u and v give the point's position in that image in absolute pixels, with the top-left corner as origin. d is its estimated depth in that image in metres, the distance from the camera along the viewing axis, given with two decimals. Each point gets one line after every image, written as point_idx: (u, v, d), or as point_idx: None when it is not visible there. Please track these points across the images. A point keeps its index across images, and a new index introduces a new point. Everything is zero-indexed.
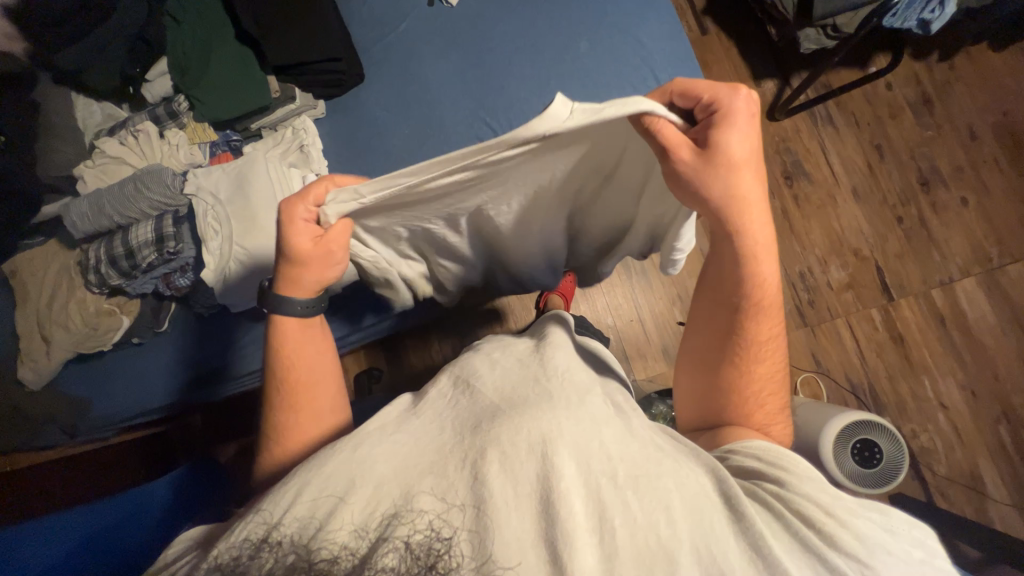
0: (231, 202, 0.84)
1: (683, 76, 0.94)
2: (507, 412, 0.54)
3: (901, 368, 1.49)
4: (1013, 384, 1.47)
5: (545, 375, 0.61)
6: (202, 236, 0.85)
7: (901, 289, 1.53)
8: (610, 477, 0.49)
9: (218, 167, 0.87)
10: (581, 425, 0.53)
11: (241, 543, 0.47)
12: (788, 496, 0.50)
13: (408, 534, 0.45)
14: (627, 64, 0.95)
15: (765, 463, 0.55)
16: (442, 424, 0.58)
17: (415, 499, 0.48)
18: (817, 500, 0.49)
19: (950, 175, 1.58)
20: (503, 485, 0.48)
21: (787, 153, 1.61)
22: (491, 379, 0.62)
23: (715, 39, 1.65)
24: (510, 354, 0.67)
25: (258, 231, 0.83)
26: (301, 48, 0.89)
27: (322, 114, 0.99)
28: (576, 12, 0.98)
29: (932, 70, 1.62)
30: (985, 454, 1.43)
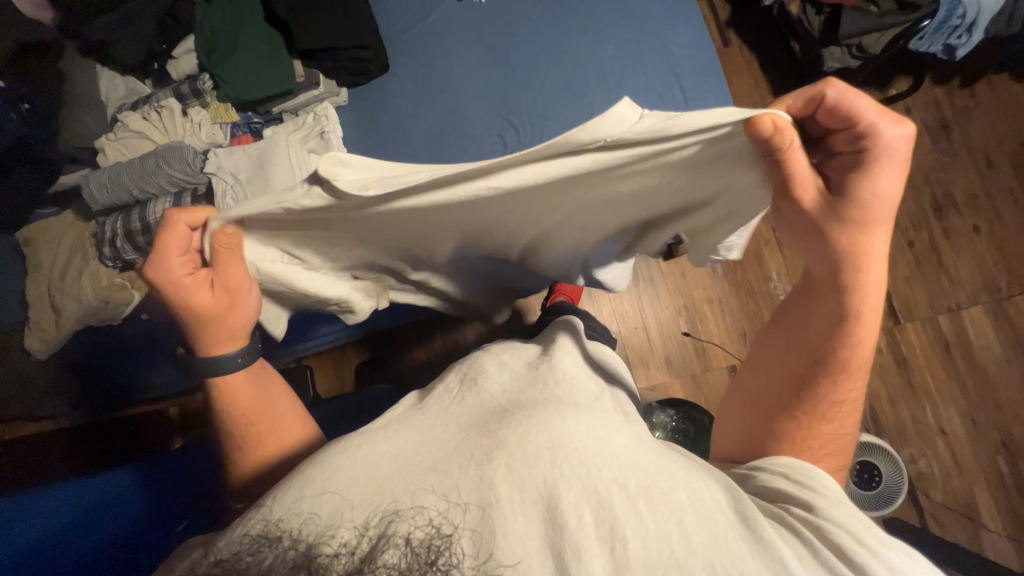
0: (251, 182, 0.85)
1: (708, 86, 0.93)
2: (516, 416, 0.55)
3: (903, 392, 1.49)
4: (1014, 414, 1.46)
5: (554, 387, 0.62)
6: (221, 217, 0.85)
7: (908, 313, 1.53)
8: (619, 489, 0.49)
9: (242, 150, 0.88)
10: (590, 432, 0.54)
11: (241, 539, 0.47)
12: (816, 520, 0.50)
13: (408, 530, 0.43)
14: (653, 70, 0.95)
15: (797, 485, 0.55)
16: (447, 423, 0.58)
17: (418, 498, 0.48)
18: (848, 527, 0.49)
19: (965, 201, 1.57)
20: (510, 489, 0.48)
21: None
22: (498, 383, 0.64)
23: (736, 51, 1.66)
24: (520, 362, 0.68)
25: None
26: (331, 35, 0.89)
27: (344, 102, 0.98)
28: (605, 15, 0.98)
29: (952, 95, 1.62)
30: (982, 483, 1.43)
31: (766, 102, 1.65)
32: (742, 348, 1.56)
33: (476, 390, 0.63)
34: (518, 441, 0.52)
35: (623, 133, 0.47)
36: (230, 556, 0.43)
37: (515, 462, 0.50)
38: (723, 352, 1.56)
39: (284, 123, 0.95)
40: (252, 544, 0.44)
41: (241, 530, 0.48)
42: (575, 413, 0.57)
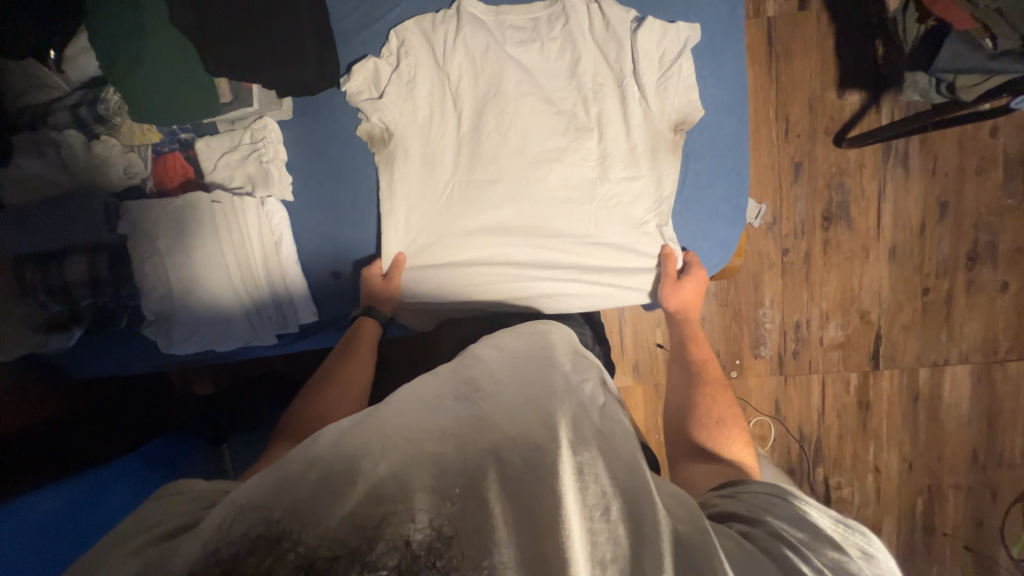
0: (171, 254, 0.80)
1: (719, 168, 0.88)
2: (508, 430, 0.52)
3: (854, 430, 1.53)
4: (951, 467, 1.52)
5: (557, 400, 0.57)
6: (142, 284, 0.81)
7: (891, 360, 1.48)
8: (604, 512, 0.48)
9: (159, 202, 0.79)
10: (578, 449, 0.51)
11: (238, 538, 0.45)
12: (782, 528, 0.52)
13: (408, 531, 0.45)
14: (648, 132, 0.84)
15: (766, 500, 0.56)
16: (440, 420, 0.54)
17: (412, 497, 0.46)
18: (792, 517, 0.53)
19: (1006, 255, 1.41)
20: (505, 505, 0.47)
21: (837, 189, 1.41)
22: (495, 392, 0.58)
23: (812, 20, 1.34)
24: (521, 363, 0.65)
25: (196, 282, 0.81)
26: (284, 65, 0.76)
27: (287, 115, 0.82)
28: (615, 53, 0.82)
29: None
30: (893, 516, 1.54)
31: (826, 97, 1.37)
32: None
33: (472, 388, 0.59)
34: (512, 461, 0.50)
35: (555, 77, 0.83)
36: (226, 552, 0.45)
37: (512, 485, 0.48)
38: None
39: (214, 138, 0.81)
40: (254, 534, 0.45)
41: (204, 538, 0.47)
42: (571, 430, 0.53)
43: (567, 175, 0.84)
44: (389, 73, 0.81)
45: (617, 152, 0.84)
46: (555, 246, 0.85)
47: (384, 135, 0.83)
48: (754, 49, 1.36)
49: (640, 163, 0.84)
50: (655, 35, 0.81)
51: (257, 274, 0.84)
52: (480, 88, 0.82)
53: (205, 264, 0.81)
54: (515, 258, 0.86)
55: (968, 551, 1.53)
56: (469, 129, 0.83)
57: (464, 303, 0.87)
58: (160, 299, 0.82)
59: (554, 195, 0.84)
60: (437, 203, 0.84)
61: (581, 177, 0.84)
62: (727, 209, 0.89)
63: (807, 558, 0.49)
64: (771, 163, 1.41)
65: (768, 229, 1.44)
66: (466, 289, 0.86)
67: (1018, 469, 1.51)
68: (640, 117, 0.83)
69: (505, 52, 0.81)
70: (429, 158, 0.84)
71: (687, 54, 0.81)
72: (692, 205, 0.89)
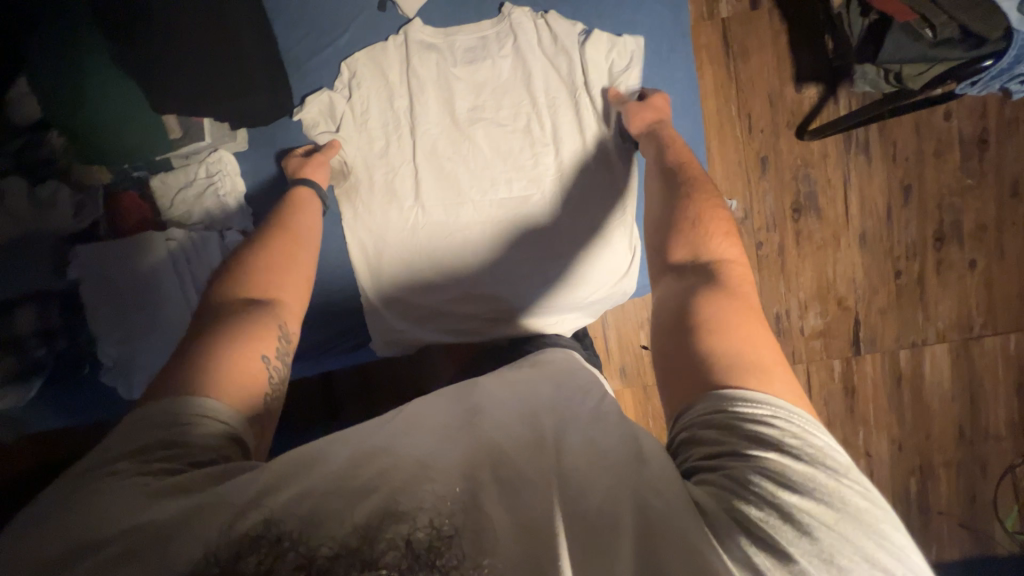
0: (128, 297, 0.78)
1: None
2: (506, 433, 0.52)
3: (842, 416, 1.54)
4: (940, 445, 1.53)
5: (562, 416, 0.55)
6: (97, 322, 0.79)
7: (872, 344, 1.50)
8: (597, 515, 0.46)
9: (113, 243, 0.78)
10: (578, 453, 0.51)
11: (238, 536, 0.44)
12: (750, 499, 0.45)
13: (409, 531, 0.44)
14: (606, 139, 0.85)
15: (731, 445, 0.49)
16: (440, 428, 0.54)
17: (414, 497, 0.46)
18: (764, 476, 0.46)
19: (971, 233, 1.44)
20: (504, 513, 0.46)
21: (803, 180, 1.44)
22: (492, 402, 0.58)
23: (764, 19, 1.37)
24: (523, 380, 0.63)
25: (157, 323, 0.79)
26: (240, 96, 0.77)
27: (242, 146, 0.82)
28: (570, 65, 0.83)
29: (1004, 104, 1.39)
30: (889, 499, 1.55)
31: (785, 92, 1.40)
32: None
33: (472, 410, 0.56)
34: (517, 469, 0.48)
35: (517, 89, 0.82)
36: (224, 549, 0.43)
37: (512, 489, 0.47)
38: None
39: (167, 174, 0.79)
40: (246, 531, 0.44)
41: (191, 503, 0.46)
42: (577, 445, 0.52)
43: (534, 185, 0.83)
44: (339, 107, 0.81)
45: (575, 164, 0.84)
46: (525, 260, 0.84)
47: (343, 167, 0.82)
48: (711, 50, 1.39)
49: (603, 171, 0.85)
50: (607, 45, 0.83)
51: None
52: (443, 103, 0.82)
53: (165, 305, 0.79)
54: (486, 272, 0.84)
55: (964, 527, 1.54)
56: (429, 155, 0.82)
57: (443, 326, 0.87)
58: (119, 343, 0.79)
59: (521, 206, 0.83)
60: (403, 223, 0.83)
61: (546, 187, 0.83)
62: None
63: (776, 537, 0.43)
64: (737, 160, 1.43)
65: (741, 224, 1.46)
66: (438, 306, 0.85)
67: (1003, 442, 1.53)
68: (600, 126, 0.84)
69: (464, 67, 0.81)
70: (395, 179, 0.83)
71: (637, 62, 0.83)
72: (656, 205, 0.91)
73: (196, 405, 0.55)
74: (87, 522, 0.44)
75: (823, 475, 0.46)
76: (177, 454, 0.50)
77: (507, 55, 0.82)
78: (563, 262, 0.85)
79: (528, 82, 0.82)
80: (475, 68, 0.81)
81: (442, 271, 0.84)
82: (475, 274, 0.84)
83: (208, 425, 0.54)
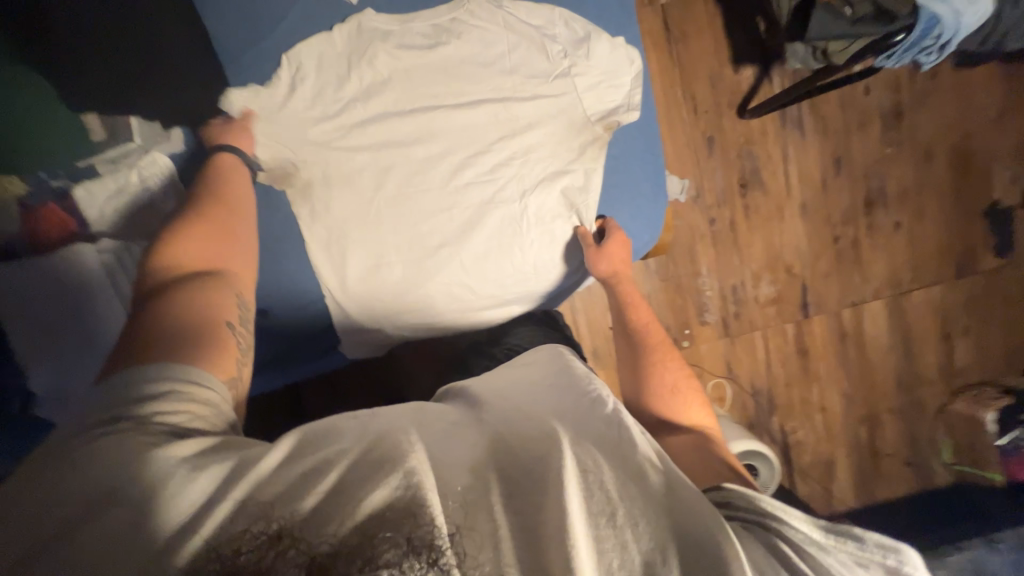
0: (61, 317, 0.71)
1: (636, 149, 0.87)
2: (524, 431, 0.52)
3: (798, 377, 1.64)
4: (883, 394, 1.68)
5: (562, 412, 0.56)
6: (25, 350, 0.70)
7: (818, 307, 1.62)
8: (610, 518, 0.46)
9: (38, 260, 0.69)
10: (598, 448, 0.51)
11: (240, 534, 0.42)
12: (779, 546, 0.49)
13: (426, 530, 0.43)
14: (567, 119, 0.82)
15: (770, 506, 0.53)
16: (457, 430, 0.53)
17: (425, 499, 0.44)
18: (795, 540, 0.50)
19: (895, 197, 1.58)
20: (509, 517, 0.45)
21: (747, 158, 1.52)
22: (505, 404, 0.58)
23: (700, 4, 1.43)
24: (525, 379, 0.64)
25: (96, 348, 0.72)
26: (174, 91, 0.72)
27: (178, 146, 0.74)
28: (527, 43, 0.81)
29: (915, 77, 1.53)
30: (843, 448, 1.68)
31: (725, 74, 1.47)
32: None
33: (477, 408, 0.58)
34: (522, 464, 0.49)
35: (473, 69, 0.80)
36: (225, 546, 0.42)
37: (513, 484, 0.47)
38: None
39: (93, 182, 0.71)
40: (241, 529, 0.42)
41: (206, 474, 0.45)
42: (578, 437, 0.52)
43: (498, 169, 0.81)
44: (286, 104, 0.76)
45: (537, 148, 0.82)
46: (494, 248, 0.82)
47: (290, 170, 0.78)
48: (654, 34, 1.43)
49: (566, 149, 0.82)
50: (565, 21, 0.81)
51: None
52: (397, 89, 0.78)
53: (109, 325, 0.72)
54: (454, 263, 0.81)
55: (909, 465, 1.70)
56: (389, 144, 0.79)
57: (413, 324, 0.85)
58: (52, 371, 0.72)
59: (484, 192, 0.81)
60: (364, 221, 0.79)
61: (510, 170, 0.81)
62: (648, 186, 0.88)
63: None
64: (686, 140, 1.49)
65: (694, 202, 1.53)
66: (409, 304, 0.83)
67: (935, 385, 1.69)
68: (561, 103, 0.82)
69: (415, 51, 0.78)
70: (354, 175, 0.79)
71: (593, 38, 0.81)
72: (621, 191, 0.87)
73: (183, 374, 0.53)
74: (84, 485, 0.43)
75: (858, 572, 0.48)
76: (178, 422, 0.50)
77: (460, 34, 0.79)
78: (532, 246, 0.83)
79: (484, 62, 0.80)
80: (427, 51, 0.78)
81: (411, 267, 0.81)
82: (445, 267, 0.81)
83: (203, 398, 0.53)
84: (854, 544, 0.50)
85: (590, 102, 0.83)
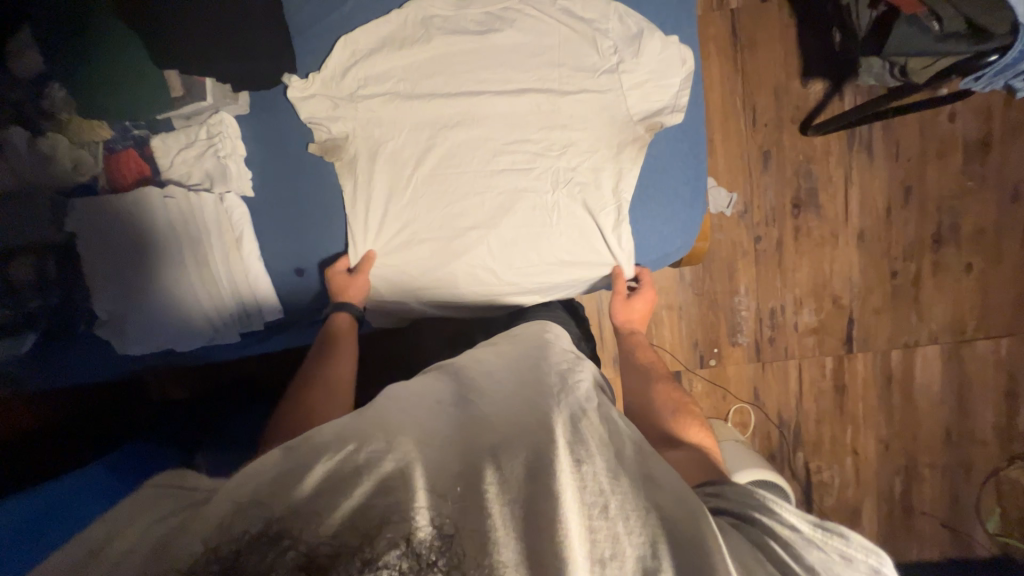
0: (122, 249, 0.76)
1: (676, 150, 0.85)
2: (505, 428, 0.54)
3: (831, 414, 1.55)
4: (926, 446, 1.55)
5: (547, 394, 0.58)
6: (92, 277, 0.77)
7: (864, 344, 1.51)
8: (603, 509, 0.47)
9: (111, 197, 0.75)
10: (580, 441, 0.52)
11: (240, 533, 0.44)
12: (764, 538, 0.50)
13: (415, 527, 0.45)
14: (610, 114, 0.81)
15: (757, 500, 0.55)
16: (437, 423, 0.56)
17: (412, 491, 0.47)
18: (780, 533, 0.50)
19: (969, 236, 1.45)
20: (507, 512, 0.46)
21: (804, 177, 1.44)
22: (488, 395, 0.60)
23: (774, 12, 1.36)
24: (511, 366, 0.67)
25: (153, 286, 0.78)
26: (238, 55, 0.75)
27: (244, 110, 0.80)
28: (579, 35, 0.80)
29: (1010, 106, 1.39)
30: (873, 497, 1.56)
31: (791, 87, 1.40)
32: (690, 357, 1.53)
33: (465, 396, 0.61)
34: (515, 452, 0.51)
35: (519, 56, 0.81)
36: (225, 547, 0.43)
37: (507, 471, 0.49)
38: (671, 358, 1.53)
39: (169, 134, 0.79)
40: (236, 530, 0.44)
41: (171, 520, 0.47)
42: (569, 421, 0.54)
43: (534, 159, 0.82)
44: (342, 81, 0.80)
45: (577, 142, 0.81)
46: (521, 235, 0.83)
47: (340, 143, 0.82)
48: (718, 40, 1.38)
49: (605, 145, 0.82)
50: (619, 16, 0.80)
51: (231, 287, 0.82)
52: (442, 71, 0.80)
53: (167, 266, 0.78)
54: (480, 246, 0.83)
55: (946, 528, 1.56)
56: (429, 126, 0.82)
57: (434, 300, 0.87)
58: (112, 298, 0.78)
59: (517, 180, 0.82)
60: (398, 199, 0.83)
61: (546, 160, 0.82)
62: (687, 190, 0.86)
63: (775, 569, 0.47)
64: (739, 153, 1.43)
65: (740, 217, 1.47)
66: (433, 282, 0.85)
67: (991, 446, 1.54)
68: (606, 97, 0.81)
69: (463, 36, 0.80)
70: (394, 153, 0.82)
71: (646, 35, 0.80)
72: (656, 195, 0.85)
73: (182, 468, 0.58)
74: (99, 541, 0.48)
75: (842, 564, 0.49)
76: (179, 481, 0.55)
77: (509, 23, 0.80)
78: (560, 238, 0.83)
79: (532, 50, 0.80)
80: (475, 34, 0.80)
81: (439, 247, 0.84)
82: (471, 249, 0.83)
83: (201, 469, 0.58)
84: (842, 541, 0.50)
85: (637, 98, 0.81)
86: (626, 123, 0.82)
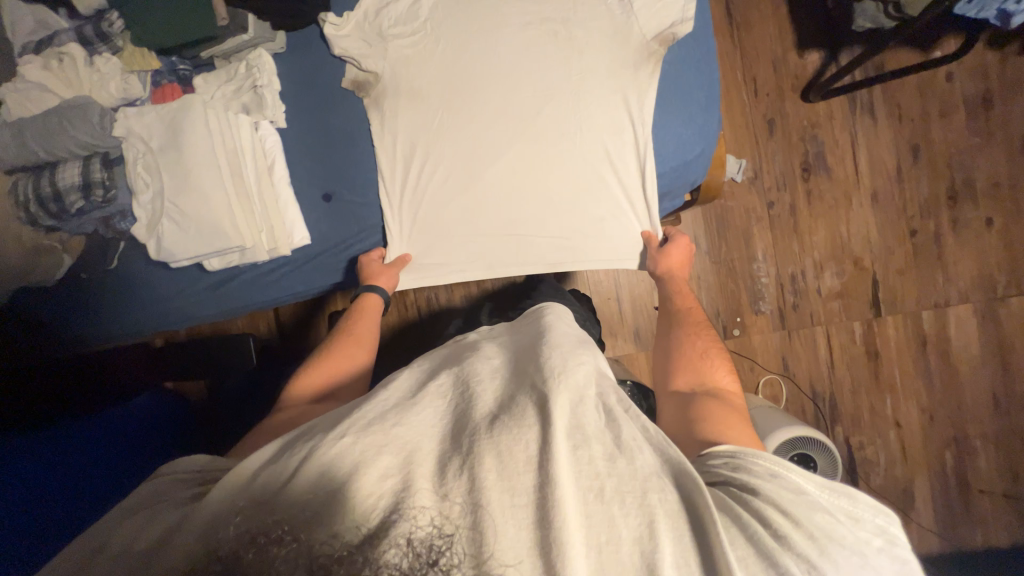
0: (163, 153, 0.79)
1: (688, 59, 0.89)
2: (499, 415, 0.48)
3: (867, 383, 1.48)
4: (973, 415, 1.46)
5: (540, 377, 0.51)
6: (134, 183, 0.79)
7: (892, 306, 1.47)
8: (597, 494, 0.44)
9: (160, 107, 0.80)
10: (572, 435, 0.46)
11: (240, 534, 0.40)
12: (765, 509, 0.46)
13: (412, 526, 0.40)
14: (620, 33, 0.87)
15: (760, 468, 0.51)
16: (433, 406, 0.50)
17: (411, 487, 0.42)
18: (783, 504, 0.47)
19: (984, 189, 1.45)
20: (512, 525, 0.42)
21: (811, 142, 1.47)
22: (490, 376, 0.54)
23: None
24: (513, 355, 0.59)
25: (189, 191, 0.79)
26: None
27: (281, 48, 0.87)
28: None
29: (1006, 63, 1.44)
30: (924, 474, 1.45)
31: (789, 58, 1.47)
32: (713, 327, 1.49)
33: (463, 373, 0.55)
34: (517, 433, 0.45)
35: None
36: (220, 550, 0.39)
37: (505, 457, 0.44)
38: None
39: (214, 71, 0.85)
40: (234, 533, 0.40)
41: (169, 517, 0.47)
42: (565, 408, 0.48)
43: (553, 90, 0.88)
44: (373, 21, 0.87)
45: (592, 66, 0.88)
46: (545, 162, 0.88)
47: (370, 79, 0.88)
48: (715, 18, 1.47)
49: (619, 61, 0.87)
50: None
51: (262, 210, 0.83)
52: (466, 20, 0.88)
53: (205, 170, 0.79)
54: (507, 177, 0.89)
55: (1009, 508, 1.44)
56: (454, 71, 0.88)
57: (463, 234, 0.90)
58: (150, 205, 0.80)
59: (539, 112, 0.88)
60: (427, 136, 0.88)
61: (564, 90, 0.88)
62: (702, 96, 0.89)
63: (777, 545, 0.44)
64: (745, 122, 1.48)
65: (751, 183, 1.49)
66: (462, 216, 0.90)
67: None
68: (617, 16, 0.88)
69: None
70: (422, 96, 0.88)
71: None
72: (673, 101, 0.89)
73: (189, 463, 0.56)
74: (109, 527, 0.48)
75: (849, 530, 0.46)
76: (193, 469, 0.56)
77: None
78: (584, 159, 0.89)
79: None
80: None
81: (467, 182, 0.89)
82: (496, 179, 0.89)
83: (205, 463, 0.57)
84: (848, 502, 0.48)
85: (648, 15, 0.87)
86: (637, 38, 0.87)
